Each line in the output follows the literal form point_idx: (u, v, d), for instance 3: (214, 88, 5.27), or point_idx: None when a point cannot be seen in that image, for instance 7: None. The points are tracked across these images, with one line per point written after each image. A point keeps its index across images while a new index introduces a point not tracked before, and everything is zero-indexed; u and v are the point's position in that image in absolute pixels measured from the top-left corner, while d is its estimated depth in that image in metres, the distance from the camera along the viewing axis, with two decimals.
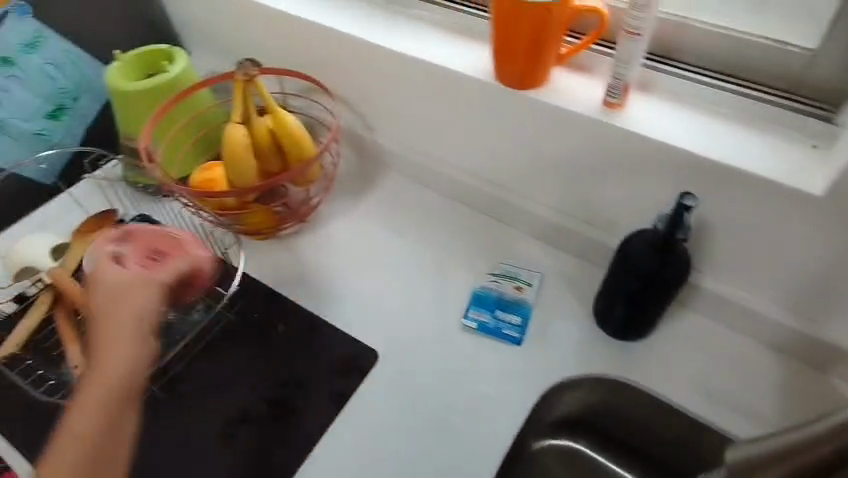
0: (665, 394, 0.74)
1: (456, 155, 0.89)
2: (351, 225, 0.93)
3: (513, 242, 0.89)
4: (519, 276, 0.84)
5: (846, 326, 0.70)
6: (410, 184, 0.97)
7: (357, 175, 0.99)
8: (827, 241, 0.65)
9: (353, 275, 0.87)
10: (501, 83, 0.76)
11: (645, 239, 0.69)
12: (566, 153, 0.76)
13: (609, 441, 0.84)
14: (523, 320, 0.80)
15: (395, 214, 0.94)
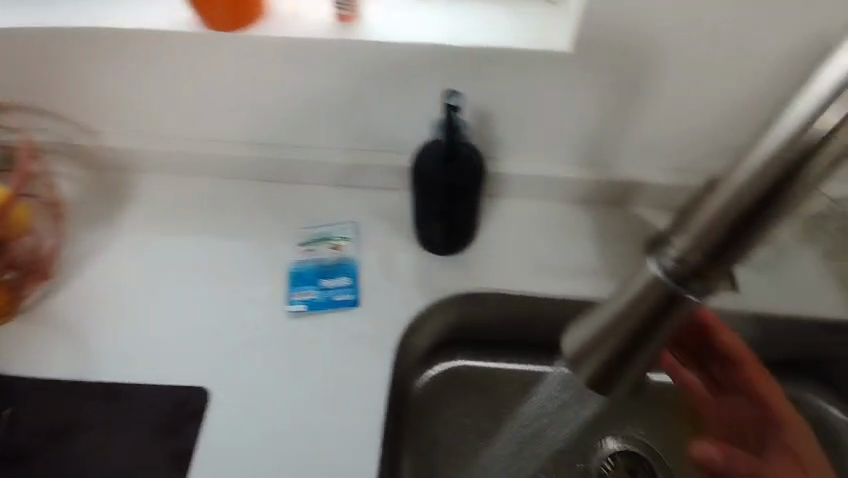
0: (508, 287, 0.74)
1: (209, 125, 0.75)
2: (117, 254, 0.75)
3: (313, 198, 0.79)
4: (332, 234, 0.76)
5: (627, 159, 0.75)
6: (172, 178, 0.80)
7: (100, 192, 0.79)
8: (584, 88, 0.67)
9: (143, 311, 0.71)
10: (224, 31, 0.65)
11: (431, 152, 0.62)
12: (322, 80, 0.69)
13: (480, 344, 0.90)
14: (352, 278, 0.73)
15: (167, 219, 0.77)
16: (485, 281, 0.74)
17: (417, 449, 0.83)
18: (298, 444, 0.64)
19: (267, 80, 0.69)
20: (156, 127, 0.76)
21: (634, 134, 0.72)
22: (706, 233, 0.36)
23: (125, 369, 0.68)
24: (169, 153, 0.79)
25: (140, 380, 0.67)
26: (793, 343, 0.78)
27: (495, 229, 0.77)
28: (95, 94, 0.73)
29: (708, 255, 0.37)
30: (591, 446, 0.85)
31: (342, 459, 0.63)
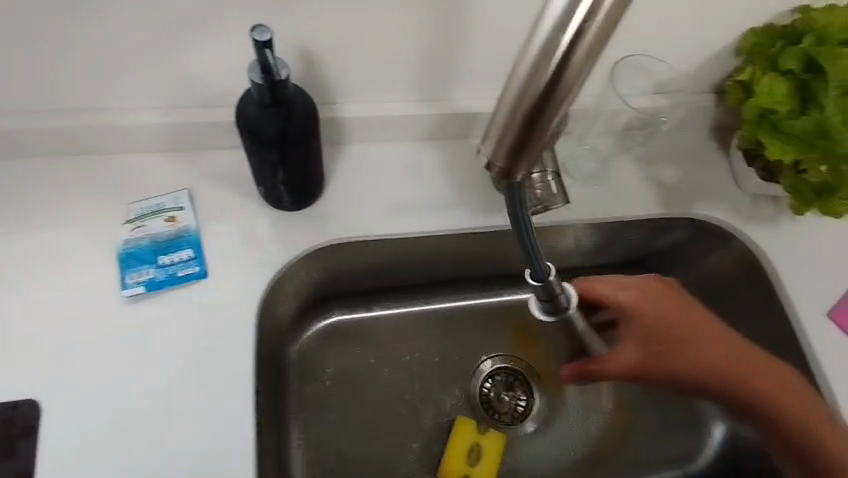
0: (367, 232, 0.73)
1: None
2: None
3: (141, 171, 0.71)
4: (164, 206, 0.68)
5: (461, 91, 0.76)
6: None
7: None
8: (403, 20, 0.66)
9: None
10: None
11: (253, 99, 0.56)
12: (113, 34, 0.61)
13: (356, 292, 0.92)
14: (193, 251, 0.67)
15: None
16: (343, 230, 0.72)
17: (305, 406, 0.85)
18: (156, 435, 0.61)
19: (47, 41, 0.61)
20: None
21: (462, 66, 0.73)
22: (507, 140, 0.46)
23: None
24: None
25: None
26: (621, 242, 0.89)
27: (347, 177, 0.76)
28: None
29: (513, 157, 0.47)
30: (472, 370, 0.92)
31: (205, 440, 0.61)
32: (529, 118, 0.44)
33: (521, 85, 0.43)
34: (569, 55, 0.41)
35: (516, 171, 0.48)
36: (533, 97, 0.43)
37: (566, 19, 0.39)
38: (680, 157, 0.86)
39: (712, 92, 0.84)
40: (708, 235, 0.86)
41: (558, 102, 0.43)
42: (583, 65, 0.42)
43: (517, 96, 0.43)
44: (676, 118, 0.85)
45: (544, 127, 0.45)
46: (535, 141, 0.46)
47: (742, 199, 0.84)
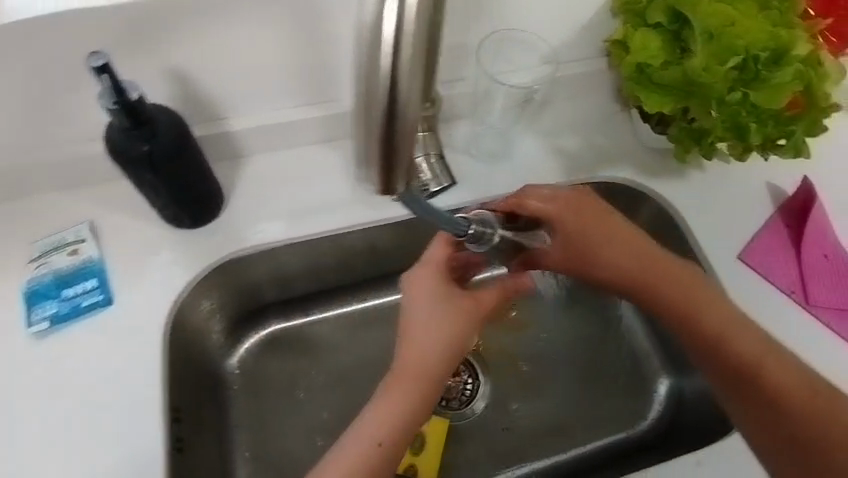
0: (277, 239, 0.75)
1: None
2: None
3: (39, 211, 0.72)
4: (65, 240, 0.70)
5: (348, 90, 0.77)
6: None
7: None
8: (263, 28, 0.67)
9: None
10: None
11: (114, 126, 0.57)
12: None
13: (291, 298, 0.92)
14: (95, 280, 0.68)
15: None
16: (252, 240, 0.74)
17: (251, 422, 0.86)
18: (73, 463, 0.62)
19: None
20: None
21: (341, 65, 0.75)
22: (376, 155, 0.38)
23: None
24: None
25: None
26: None
27: (248, 189, 0.77)
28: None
29: (386, 169, 0.38)
30: None
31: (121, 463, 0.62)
32: (382, 125, 0.37)
33: (363, 91, 0.37)
34: (400, 49, 0.36)
35: (396, 185, 0.39)
36: (381, 100, 0.36)
37: (378, 22, 0.36)
38: (580, 124, 0.87)
39: (602, 56, 0.85)
40: (619, 196, 0.86)
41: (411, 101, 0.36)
42: (419, 56, 0.36)
43: (363, 104, 0.37)
44: (571, 85, 0.86)
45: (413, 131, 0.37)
46: (407, 143, 0.37)
47: (646, 156, 0.85)
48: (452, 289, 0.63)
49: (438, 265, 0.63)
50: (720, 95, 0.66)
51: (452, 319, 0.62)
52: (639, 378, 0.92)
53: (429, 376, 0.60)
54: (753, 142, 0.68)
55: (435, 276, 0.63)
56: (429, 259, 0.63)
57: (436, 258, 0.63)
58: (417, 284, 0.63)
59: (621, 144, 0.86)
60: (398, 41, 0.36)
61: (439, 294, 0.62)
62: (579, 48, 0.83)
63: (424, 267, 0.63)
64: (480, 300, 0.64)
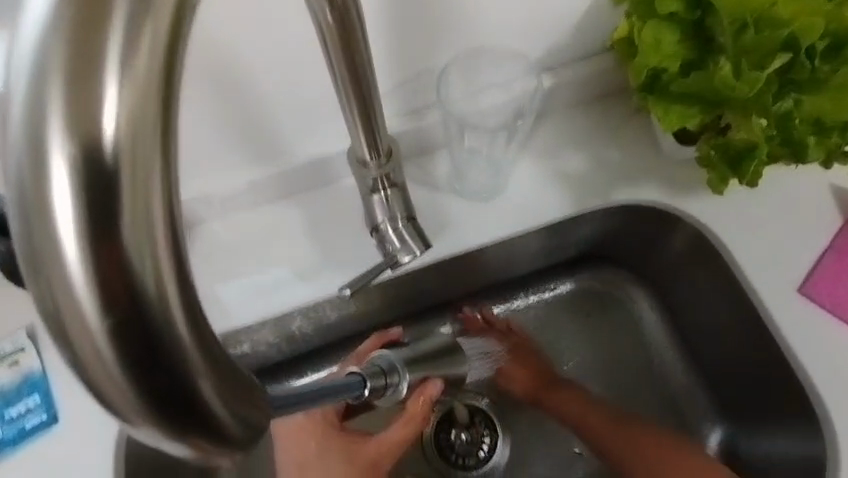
0: (248, 319, 0.66)
1: None
2: None
3: None
4: (4, 350, 0.63)
5: (301, 137, 0.67)
6: None
7: None
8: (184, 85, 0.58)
9: None
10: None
11: None
12: None
13: (275, 364, 0.77)
14: (39, 395, 0.62)
15: None
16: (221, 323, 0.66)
17: None
18: None
19: None
20: None
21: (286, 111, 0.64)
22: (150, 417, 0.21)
23: None
24: None
25: None
26: (546, 245, 0.77)
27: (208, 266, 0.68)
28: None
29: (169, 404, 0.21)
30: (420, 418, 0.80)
31: None
32: (125, 357, 0.20)
33: (58, 317, 0.20)
34: (99, 221, 0.19)
35: (224, 428, 0.22)
36: (102, 319, 0.20)
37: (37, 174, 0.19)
38: (587, 137, 0.72)
39: (604, 52, 0.70)
40: (644, 217, 0.71)
41: (166, 298, 0.20)
42: (141, 215, 0.20)
43: (65, 340, 0.20)
44: (568, 92, 0.71)
45: (190, 337, 0.21)
46: (193, 362, 0.21)
47: (672, 170, 0.70)
48: (334, 452, 0.65)
49: (313, 435, 0.65)
50: (762, 104, 0.51)
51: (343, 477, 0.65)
52: (684, 425, 0.77)
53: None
54: (812, 159, 0.52)
55: (312, 445, 0.65)
56: (298, 435, 0.65)
57: (309, 432, 0.65)
58: (294, 455, 0.65)
59: (639, 158, 0.71)
60: (85, 214, 0.19)
61: (318, 461, 0.65)
62: (572, 48, 0.69)
63: (297, 441, 0.65)
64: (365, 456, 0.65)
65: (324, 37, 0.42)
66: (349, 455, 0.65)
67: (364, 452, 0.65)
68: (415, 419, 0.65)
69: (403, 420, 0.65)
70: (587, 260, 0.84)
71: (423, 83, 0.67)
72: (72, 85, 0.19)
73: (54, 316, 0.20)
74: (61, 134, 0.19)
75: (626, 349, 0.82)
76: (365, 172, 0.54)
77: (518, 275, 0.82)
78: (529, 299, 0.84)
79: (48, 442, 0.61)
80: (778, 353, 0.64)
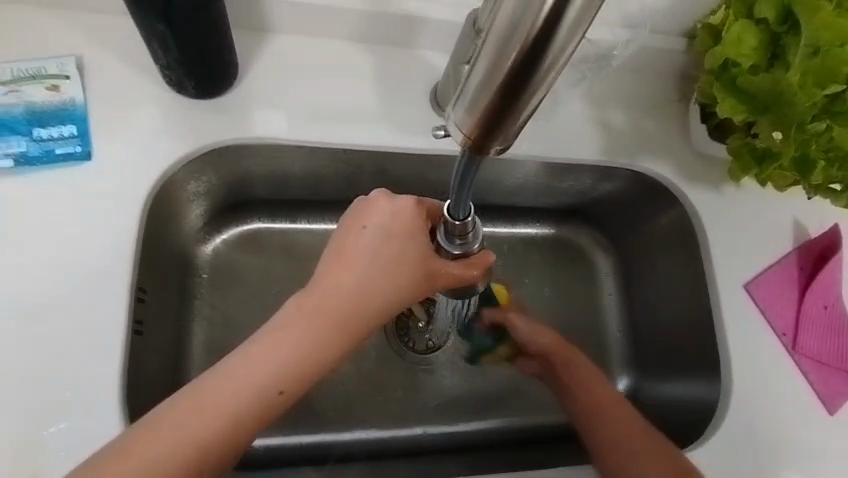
0: (296, 138, 0.67)
1: None
2: None
3: (31, 27, 0.63)
4: (47, 72, 0.61)
5: None
6: None
7: None
8: None
9: None
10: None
11: None
12: None
13: (283, 201, 0.83)
14: (75, 128, 0.61)
15: None
16: (271, 132, 0.67)
17: (206, 315, 0.77)
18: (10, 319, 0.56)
19: None
20: None
21: None
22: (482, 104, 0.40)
23: None
24: None
25: None
26: (557, 185, 0.88)
27: (270, 77, 0.68)
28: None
29: (497, 108, 0.39)
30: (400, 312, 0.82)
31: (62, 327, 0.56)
32: (516, 75, 0.38)
33: (502, 38, 0.38)
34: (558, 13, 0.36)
35: (487, 146, 0.42)
36: (522, 52, 0.37)
37: None
38: (636, 104, 0.81)
39: (681, 37, 0.78)
40: (645, 188, 0.84)
41: (543, 73, 0.38)
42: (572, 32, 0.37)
43: (498, 50, 0.38)
44: (637, 58, 0.79)
45: (526, 98, 0.39)
46: (517, 110, 0.39)
47: (690, 159, 0.81)
48: (416, 242, 0.53)
49: (413, 215, 0.54)
50: (801, 119, 0.62)
51: (398, 284, 0.53)
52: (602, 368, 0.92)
53: (334, 328, 0.51)
54: (813, 179, 0.65)
55: (405, 225, 0.53)
56: (397, 209, 0.53)
57: (406, 211, 0.54)
58: (373, 217, 0.53)
59: (669, 138, 0.81)
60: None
61: (393, 248, 0.53)
62: (660, 21, 0.76)
63: (396, 209, 0.53)
64: (430, 273, 0.54)
65: None
66: (420, 259, 0.53)
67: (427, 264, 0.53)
68: (472, 265, 0.54)
69: (468, 264, 0.54)
70: (576, 214, 0.96)
71: None
72: None
73: (505, 35, 0.37)
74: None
75: (581, 294, 0.95)
76: (475, 42, 0.58)
77: (512, 205, 0.94)
78: (510, 229, 0.96)
79: (73, 174, 0.61)
80: (711, 328, 0.79)
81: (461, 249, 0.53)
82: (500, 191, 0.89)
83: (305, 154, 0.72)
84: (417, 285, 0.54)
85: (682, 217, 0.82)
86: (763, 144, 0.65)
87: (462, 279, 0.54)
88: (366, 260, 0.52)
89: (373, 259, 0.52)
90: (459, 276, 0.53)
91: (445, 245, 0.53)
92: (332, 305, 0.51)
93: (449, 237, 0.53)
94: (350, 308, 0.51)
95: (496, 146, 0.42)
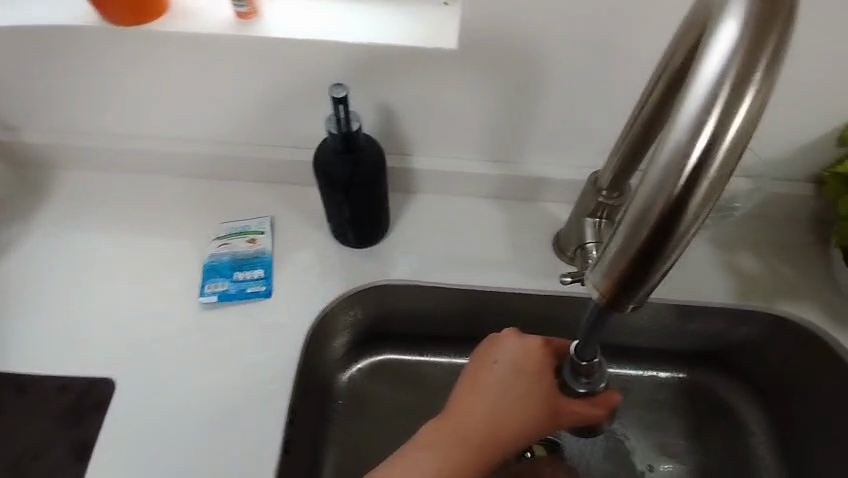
0: (432, 281, 0.77)
1: (137, 128, 0.80)
2: (41, 248, 0.80)
3: (233, 195, 0.82)
4: (249, 228, 0.78)
5: (534, 156, 0.78)
6: (102, 177, 0.85)
7: (32, 194, 0.83)
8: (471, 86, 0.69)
9: (65, 304, 0.75)
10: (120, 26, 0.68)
11: (328, 146, 0.63)
12: (240, 92, 0.73)
13: (414, 336, 0.89)
14: (264, 271, 0.75)
15: (95, 219, 0.82)
16: (408, 275, 0.77)
17: (341, 442, 0.83)
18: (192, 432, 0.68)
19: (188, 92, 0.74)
20: (92, 132, 0.81)
21: (533, 135, 0.75)
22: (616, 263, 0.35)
23: (46, 359, 0.72)
24: (99, 154, 0.83)
25: (57, 368, 0.71)
26: (689, 329, 0.85)
27: (412, 229, 0.80)
28: (10, 94, 0.77)
29: (634, 264, 0.34)
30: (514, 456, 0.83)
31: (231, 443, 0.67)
32: (656, 233, 0.33)
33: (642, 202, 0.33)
34: (697, 179, 0.32)
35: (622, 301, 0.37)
36: (660, 218, 0.33)
37: (700, 123, 0.31)
38: (766, 250, 0.80)
39: (810, 184, 0.77)
40: (789, 335, 0.79)
41: (685, 230, 0.33)
42: (712, 194, 0.32)
43: (635, 217, 0.33)
44: (765, 205, 0.79)
45: (669, 256, 0.34)
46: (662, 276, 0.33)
47: (836, 306, 0.76)
48: (541, 380, 0.56)
49: (540, 354, 0.57)
50: None
51: (523, 421, 0.55)
52: None
53: (476, 457, 0.54)
54: None
55: (531, 363, 0.57)
56: (524, 347, 0.57)
57: (534, 349, 0.57)
58: (502, 353, 0.57)
59: (807, 282, 0.78)
60: (704, 162, 0.31)
61: (520, 384, 0.56)
62: (786, 171, 0.76)
63: (523, 347, 0.57)
64: (558, 411, 0.56)
65: (654, 78, 0.51)
66: (545, 396, 0.56)
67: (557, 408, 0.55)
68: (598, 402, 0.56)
69: (595, 401, 0.56)
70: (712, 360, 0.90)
71: None
72: (728, 98, 0.31)
73: (644, 204, 0.33)
74: (717, 114, 0.31)
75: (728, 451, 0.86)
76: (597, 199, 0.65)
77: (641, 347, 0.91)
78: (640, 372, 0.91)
79: (252, 310, 0.74)
80: None
81: (587, 389, 0.55)
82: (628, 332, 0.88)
83: (440, 295, 0.80)
84: (544, 422, 0.56)
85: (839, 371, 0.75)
86: None
87: (587, 416, 0.55)
88: (494, 393, 0.56)
89: (501, 394, 0.56)
90: (586, 416, 0.55)
91: (570, 382, 0.55)
92: (466, 433, 0.55)
93: (574, 375, 0.55)
94: (491, 442, 0.55)
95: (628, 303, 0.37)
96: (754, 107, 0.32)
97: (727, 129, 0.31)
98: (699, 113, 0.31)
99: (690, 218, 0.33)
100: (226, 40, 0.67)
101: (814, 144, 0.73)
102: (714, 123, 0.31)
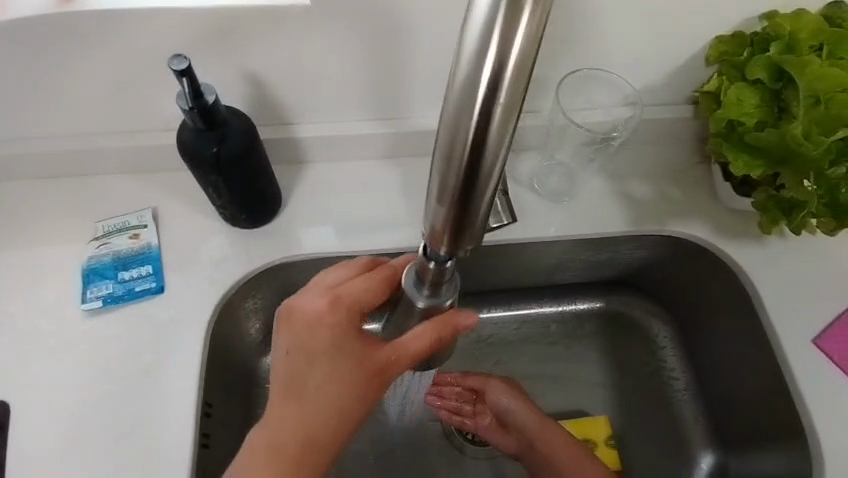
0: (334, 250, 0.75)
1: None
2: None
3: (109, 191, 0.76)
4: (129, 224, 0.73)
5: (420, 108, 0.76)
6: None
7: None
8: (334, 42, 0.66)
9: None
10: None
11: (188, 125, 0.59)
12: (85, 78, 0.66)
13: None
14: (151, 266, 0.71)
15: None
16: (309, 248, 0.75)
17: None
18: (101, 445, 0.65)
19: (26, 85, 0.67)
20: None
21: (411, 88, 0.73)
22: (438, 209, 0.33)
23: None
24: None
25: None
26: (595, 260, 0.88)
27: (307, 200, 0.77)
28: None
29: (456, 213, 0.32)
30: None
31: (143, 447, 0.64)
32: (465, 179, 0.31)
33: (446, 143, 0.30)
34: (487, 114, 0.29)
35: (458, 248, 0.35)
36: (463, 159, 0.30)
37: (481, 52, 0.27)
38: (655, 173, 0.82)
39: (687, 104, 0.80)
40: (685, 252, 0.83)
41: (493, 164, 0.30)
42: (510, 124, 0.29)
43: (443, 160, 0.31)
44: (648, 130, 0.81)
45: (485, 194, 0.31)
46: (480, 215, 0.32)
47: (723, 217, 0.80)
48: (344, 350, 0.49)
49: (329, 323, 0.49)
50: (819, 166, 0.62)
51: (345, 400, 0.49)
52: (679, 449, 0.86)
53: (303, 459, 0.50)
54: None
55: (324, 336, 0.49)
56: (310, 322, 0.49)
57: (322, 320, 0.49)
58: (293, 340, 0.50)
59: (695, 199, 0.81)
60: (491, 94, 0.28)
61: (323, 365, 0.49)
62: (663, 94, 0.78)
63: (309, 322, 0.50)
64: (380, 370, 0.49)
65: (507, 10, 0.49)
66: (356, 365, 0.49)
67: (382, 358, 0.49)
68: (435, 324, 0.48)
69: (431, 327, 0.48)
70: (622, 285, 0.94)
71: (534, 91, 0.76)
72: (508, 15, 0.27)
73: (445, 149, 0.30)
74: (499, 36, 0.27)
75: (644, 367, 0.91)
76: None
77: (555, 284, 0.94)
78: (557, 307, 0.94)
79: (146, 309, 0.70)
80: (784, 390, 0.74)
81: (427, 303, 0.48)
82: (541, 272, 0.90)
83: None
84: (370, 388, 0.49)
85: (728, 277, 0.80)
86: (791, 193, 0.65)
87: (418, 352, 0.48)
88: (300, 388, 0.50)
89: (308, 385, 0.50)
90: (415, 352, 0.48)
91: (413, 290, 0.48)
92: (285, 440, 0.50)
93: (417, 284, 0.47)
94: (312, 440, 0.49)
95: (469, 247, 0.35)
96: (536, 19, 0.27)
97: (511, 50, 0.27)
98: (481, 40, 0.27)
99: (494, 153, 0.30)
100: (56, 20, 0.60)
101: (684, 65, 0.74)
102: (496, 47, 0.27)
